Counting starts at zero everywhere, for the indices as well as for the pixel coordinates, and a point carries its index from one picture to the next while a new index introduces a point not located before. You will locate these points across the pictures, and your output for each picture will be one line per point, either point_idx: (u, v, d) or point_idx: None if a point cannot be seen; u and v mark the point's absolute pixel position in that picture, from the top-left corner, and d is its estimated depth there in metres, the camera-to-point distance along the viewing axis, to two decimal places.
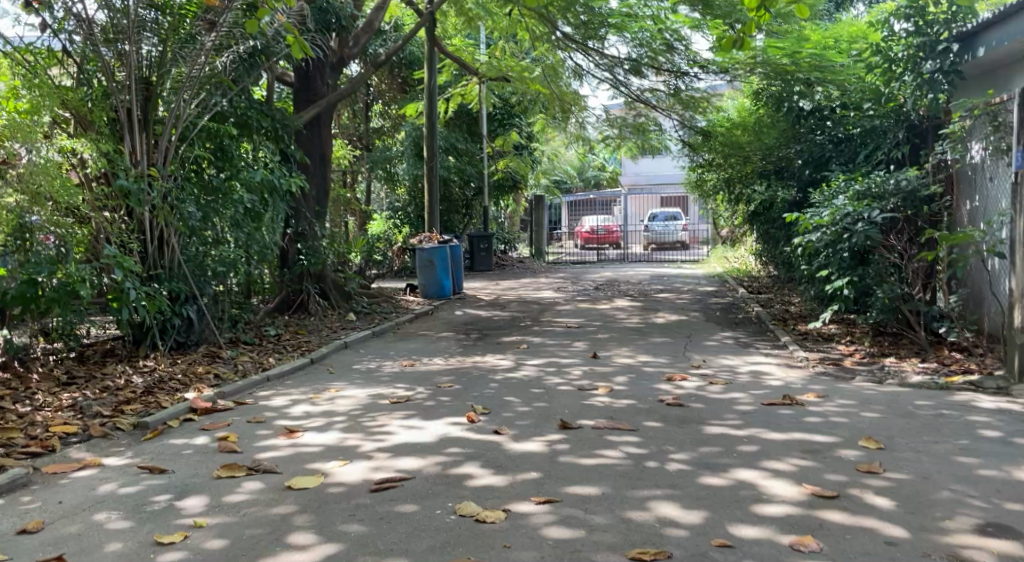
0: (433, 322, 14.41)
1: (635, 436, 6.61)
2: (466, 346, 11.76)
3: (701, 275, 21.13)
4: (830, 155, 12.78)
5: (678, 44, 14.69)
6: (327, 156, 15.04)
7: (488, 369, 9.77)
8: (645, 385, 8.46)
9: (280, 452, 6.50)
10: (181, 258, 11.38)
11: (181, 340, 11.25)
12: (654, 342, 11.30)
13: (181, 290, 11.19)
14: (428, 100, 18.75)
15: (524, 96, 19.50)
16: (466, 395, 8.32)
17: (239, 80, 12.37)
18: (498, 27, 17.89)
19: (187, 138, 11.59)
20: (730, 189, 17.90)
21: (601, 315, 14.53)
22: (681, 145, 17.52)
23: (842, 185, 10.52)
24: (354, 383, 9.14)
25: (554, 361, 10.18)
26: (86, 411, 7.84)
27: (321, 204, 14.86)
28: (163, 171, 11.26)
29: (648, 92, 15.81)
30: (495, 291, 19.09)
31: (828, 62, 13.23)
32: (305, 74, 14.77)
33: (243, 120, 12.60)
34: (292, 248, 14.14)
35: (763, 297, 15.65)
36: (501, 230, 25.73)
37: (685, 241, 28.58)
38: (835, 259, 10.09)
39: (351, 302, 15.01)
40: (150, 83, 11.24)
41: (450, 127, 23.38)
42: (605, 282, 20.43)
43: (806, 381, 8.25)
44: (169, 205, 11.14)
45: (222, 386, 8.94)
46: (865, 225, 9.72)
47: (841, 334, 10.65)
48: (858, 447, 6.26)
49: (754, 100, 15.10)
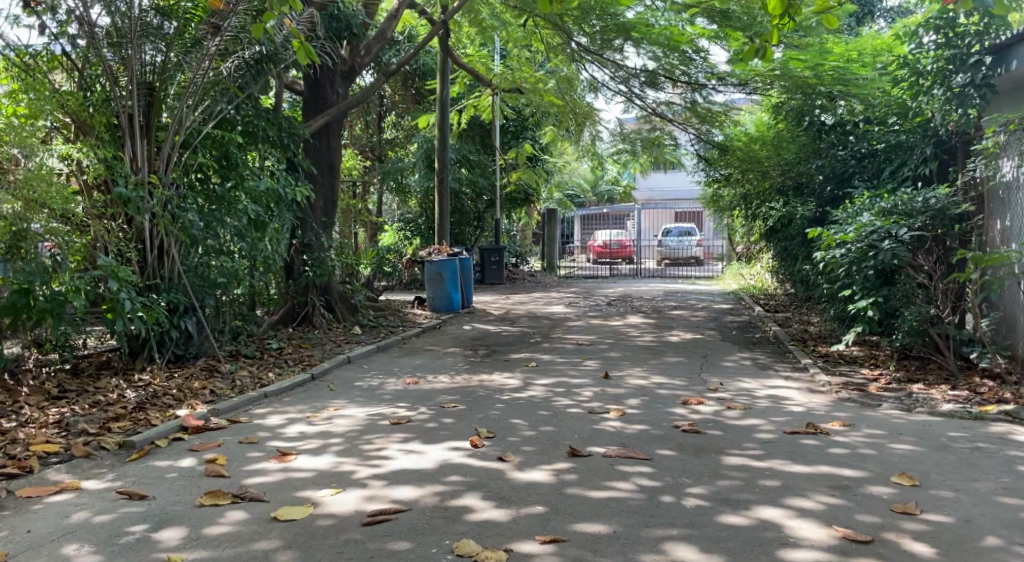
0: (440, 336, 14.04)
1: (649, 466, 6.19)
2: (473, 363, 11.37)
3: (716, 292, 20.71)
4: (853, 171, 12.47)
5: (699, 55, 14.06)
6: (336, 166, 14.65)
7: (495, 389, 9.36)
8: (659, 409, 8.04)
9: (269, 477, 6.12)
10: (181, 269, 11.03)
11: (180, 352, 10.90)
12: (668, 363, 10.88)
13: (180, 301, 10.82)
14: (440, 110, 18.45)
15: (536, 107, 19.21)
16: (470, 417, 7.91)
17: (245, 86, 11.85)
18: (512, 39, 17.59)
19: (190, 145, 11.21)
20: (747, 205, 17.54)
21: (613, 332, 14.11)
22: (697, 159, 17.18)
23: (867, 203, 10.11)
24: (354, 402, 8.76)
25: (563, 381, 9.77)
26: (71, 428, 7.50)
27: (329, 216, 14.50)
28: (165, 179, 10.90)
29: (664, 104, 15.50)
30: (505, 305, 18.70)
31: (851, 75, 12.68)
32: (314, 82, 14.46)
33: (248, 128, 12.23)
34: (298, 259, 13.80)
35: (780, 316, 15.22)
36: (513, 243, 25.38)
37: (699, 257, 28.13)
38: (860, 278, 9.69)
39: (357, 315, 14.63)
40: (153, 89, 10.90)
41: (463, 138, 23.06)
42: (617, 297, 20.02)
43: (829, 408, 7.82)
44: (169, 213, 10.80)
45: (217, 403, 8.57)
46: (892, 242, 9.36)
47: (865, 357, 10.22)
48: (890, 484, 5.83)
49: (773, 114, 14.76)
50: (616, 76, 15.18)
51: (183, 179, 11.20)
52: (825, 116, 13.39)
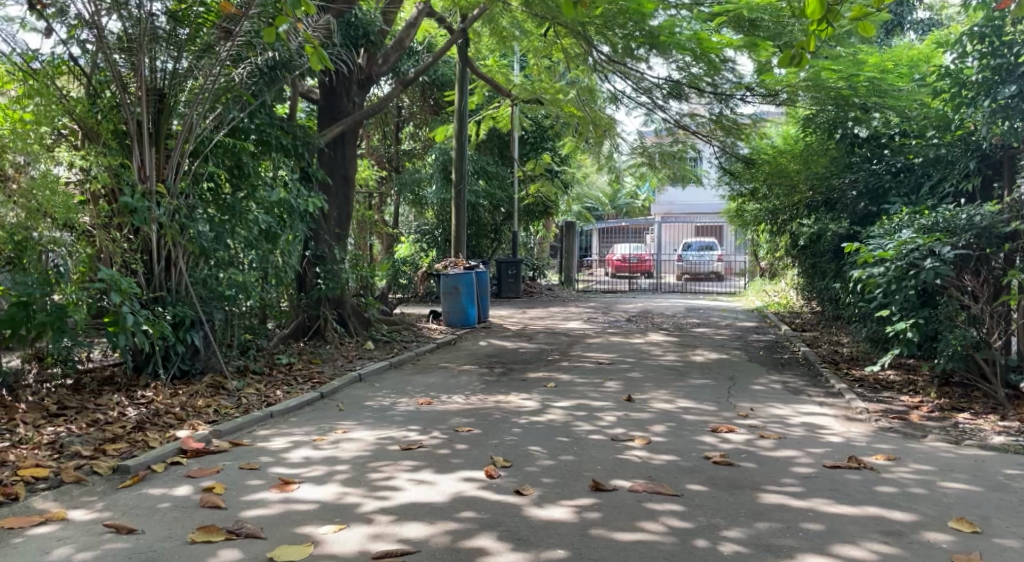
0: (456, 353, 13.61)
1: (680, 504, 5.77)
2: (489, 382, 10.91)
3: (739, 309, 20.18)
4: (888, 185, 12.09)
5: (727, 65, 13.43)
6: (350, 177, 14.26)
7: (512, 411, 8.92)
8: (686, 438, 7.59)
9: (268, 509, 5.71)
10: (189, 281, 10.62)
11: (185, 368, 10.45)
12: (694, 385, 10.43)
13: (186, 316, 10.34)
14: (459, 121, 18.08)
15: (557, 119, 18.83)
16: (486, 443, 7.48)
17: (258, 93, 11.42)
18: (533, 49, 17.22)
19: (200, 154, 10.84)
20: (774, 220, 17.06)
21: (634, 350, 13.64)
22: (721, 172, 16.69)
23: (906, 219, 9.78)
24: (363, 423, 8.32)
25: (583, 404, 9.32)
26: (64, 450, 7.07)
27: (344, 227, 14.08)
28: (173, 188, 10.51)
29: (687, 117, 15.05)
30: (522, 320, 18.25)
31: (889, 86, 12.33)
32: (329, 89, 14.05)
33: (261, 137, 11.74)
34: (310, 271, 13.39)
35: (807, 336, 14.73)
36: (530, 256, 24.93)
37: (720, 272, 27.54)
38: (900, 298, 9.28)
39: (370, 329, 14.19)
40: (164, 96, 10.54)
41: (481, 150, 22.82)
42: (637, 313, 19.54)
43: (870, 440, 7.42)
44: (177, 224, 10.38)
45: (219, 423, 8.14)
46: (933, 262, 8.94)
47: (903, 383, 9.78)
48: (948, 530, 5.41)
49: (802, 126, 14.32)
50: (638, 87, 14.77)
51: (193, 187, 10.85)
52: (858, 130, 13.09)
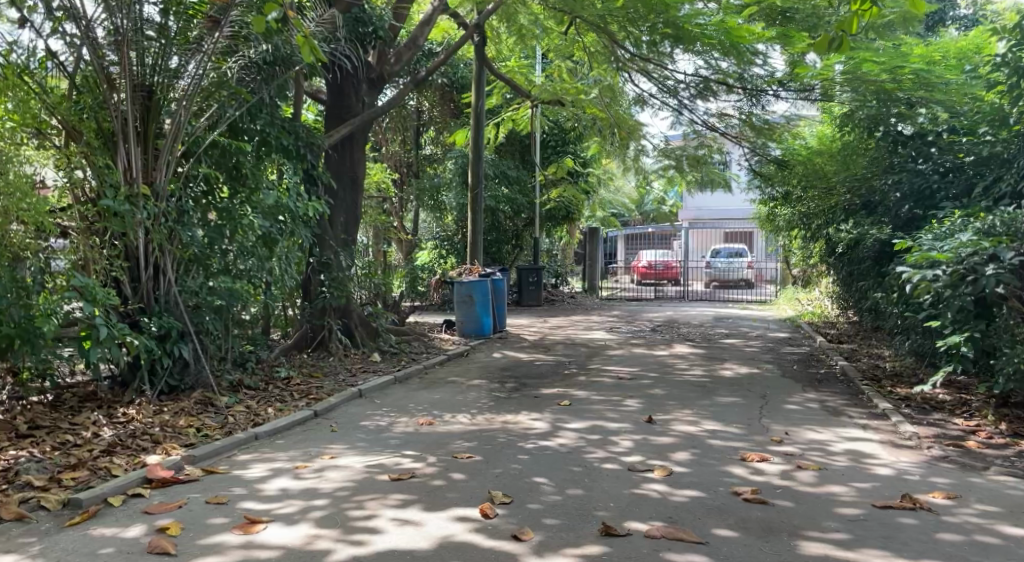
0: (467, 365, 12.85)
1: (704, 556, 5.27)
2: (499, 399, 10.18)
3: (771, 318, 19.34)
4: (936, 188, 12.03)
5: (758, 58, 12.53)
6: (358, 179, 13.39)
7: (519, 433, 8.25)
8: (711, 468, 7.11)
9: (222, 558, 5.09)
10: (177, 291, 9.57)
11: (173, 384, 9.41)
12: (722, 406, 9.71)
13: (174, 327, 9.31)
14: (475, 122, 17.23)
15: (579, 121, 17.99)
16: (487, 473, 6.78)
17: (255, 91, 10.25)
18: (554, 48, 16.48)
19: (193, 155, 9.79)
20: (811, 224, 16.27)
21: (658, 363, 12.80)
22: (751, 175, 15.80)
23: (960, 223, 10.01)
24: (354, 447, 7.55)
25: (598, 426, 8.62)
26: (13, 479, 6.25)
27: (350, 232, 13.27)
28: (162, 191, 9.44)
29: (716, 117, 14.20)
30: (542, 330, 17.44)
31: (937, 79, 11.45)
32: (337, 89, 13.15)
33: (259, 136, 10.56)
34: (315, 279, 12.61)
35: (845, 348, 13.92)
36: (553, 263, 24.08)
37: (751, 280, 26.11)
38: (954, 308, 9.08)
39: (378, 339, 13.30)
40: (152, 92, 9.44)
41: (502, 154, 22.09)
42: (663, 322, 18.64)
43: (926, 472, 7.24)
44: (166, 229, 9.36)
45: (195, 447, 7.26)
46: (994, 268, 8.80)
47: (954, 405, 9.64)
48: None
49: (842, 124, 13.49)
50: (664, 86, 14.02)
51: (194, 199, 9.85)
52: (901, 127, 12.76)
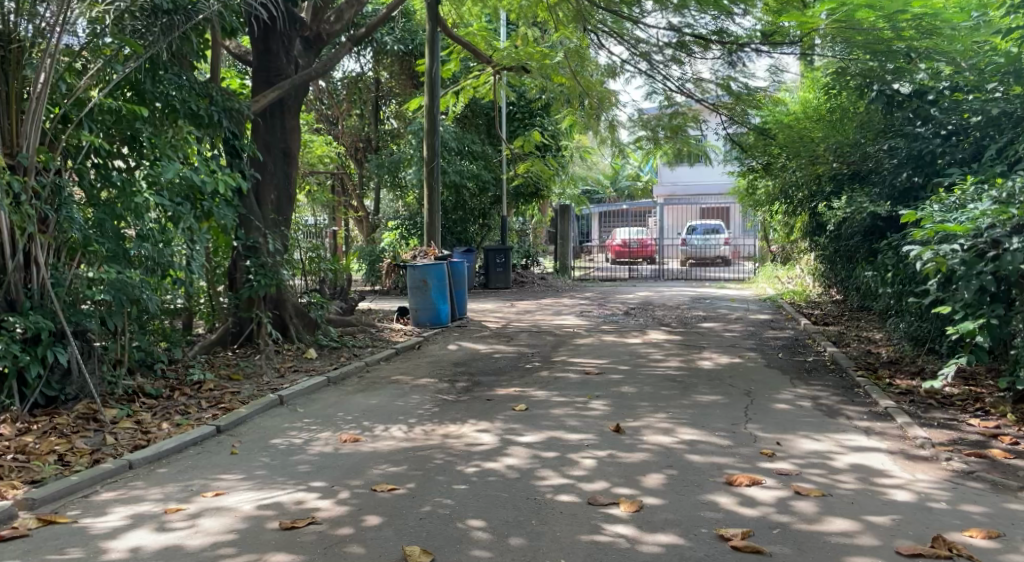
0: (416, 360, 11.38)
1: None
2: (445, 403, 8.72)
3: (751, 298, 17.99)
4: (938, 150, 10.48)
5: (737, 10, 11.13)
6: (291, 152, 11.74)
7: (459, 452, 6.81)
8: (690, 498, 5.72)
9: None
10: (51, 283, 7.91)
11: (50, 394, 7.83)
12: (703, 407, 8.32)
13: (44, 328, 7.63)
14: (430, 90, 15.68)
15: (547, 90, 16.49)
16: (410, 510, 5.45)
17: (150, 44, 8.49)
18: (517, 8, 14.94)
19: (76, 120, 8.17)
20: (798, 196, 14.90)
21: (630, 354, 11.37)
22: (732, 148, 14.42)
23: (977, 190, 8.70)
24: (251, 477, 6.14)
25: (555, 439, 7.19)
26: None
27: (282, 211, 11.63)
28: (29, 162, 7.74)
29: (693, 84, 12.75)
30: (506, 315, 15.99)
31: (944, 23, 10.04)
32: (263, 47, 11.41)
33: (166, 101, 8.96)
34: (242, 265, 11.01)
35: (832, 331, 12.57)
36: (521, 243, 22.61)
37: (727, 256, 24.86)
38: (967, 289, 7.74)
39: (317, 333, 11.75)
40: (11, 43, 7.78)
41: (465, 127, 20.53)
42: (637, 305, 17.24)
43: (954, 495, 5.95)
44: (34, 210, 7.67)
45: (42, 484, 5.88)
46: (1019, 242, 7.51)
47: (965, 402, 8.31)
48: None
49: (832, 87, 12.18)
50: (634, 50, 12.64)
51: (80, 173, 8.28)
52: (897, 85, 11.07)
